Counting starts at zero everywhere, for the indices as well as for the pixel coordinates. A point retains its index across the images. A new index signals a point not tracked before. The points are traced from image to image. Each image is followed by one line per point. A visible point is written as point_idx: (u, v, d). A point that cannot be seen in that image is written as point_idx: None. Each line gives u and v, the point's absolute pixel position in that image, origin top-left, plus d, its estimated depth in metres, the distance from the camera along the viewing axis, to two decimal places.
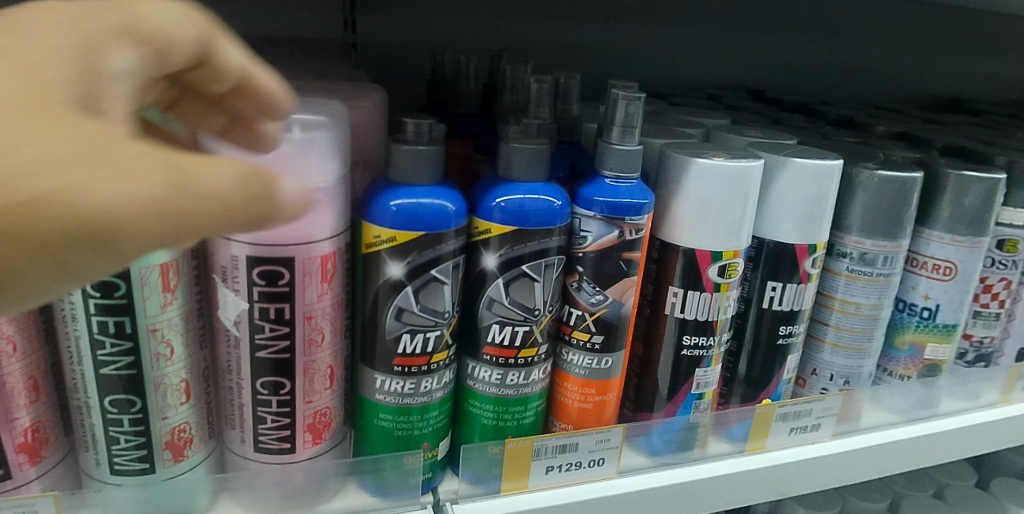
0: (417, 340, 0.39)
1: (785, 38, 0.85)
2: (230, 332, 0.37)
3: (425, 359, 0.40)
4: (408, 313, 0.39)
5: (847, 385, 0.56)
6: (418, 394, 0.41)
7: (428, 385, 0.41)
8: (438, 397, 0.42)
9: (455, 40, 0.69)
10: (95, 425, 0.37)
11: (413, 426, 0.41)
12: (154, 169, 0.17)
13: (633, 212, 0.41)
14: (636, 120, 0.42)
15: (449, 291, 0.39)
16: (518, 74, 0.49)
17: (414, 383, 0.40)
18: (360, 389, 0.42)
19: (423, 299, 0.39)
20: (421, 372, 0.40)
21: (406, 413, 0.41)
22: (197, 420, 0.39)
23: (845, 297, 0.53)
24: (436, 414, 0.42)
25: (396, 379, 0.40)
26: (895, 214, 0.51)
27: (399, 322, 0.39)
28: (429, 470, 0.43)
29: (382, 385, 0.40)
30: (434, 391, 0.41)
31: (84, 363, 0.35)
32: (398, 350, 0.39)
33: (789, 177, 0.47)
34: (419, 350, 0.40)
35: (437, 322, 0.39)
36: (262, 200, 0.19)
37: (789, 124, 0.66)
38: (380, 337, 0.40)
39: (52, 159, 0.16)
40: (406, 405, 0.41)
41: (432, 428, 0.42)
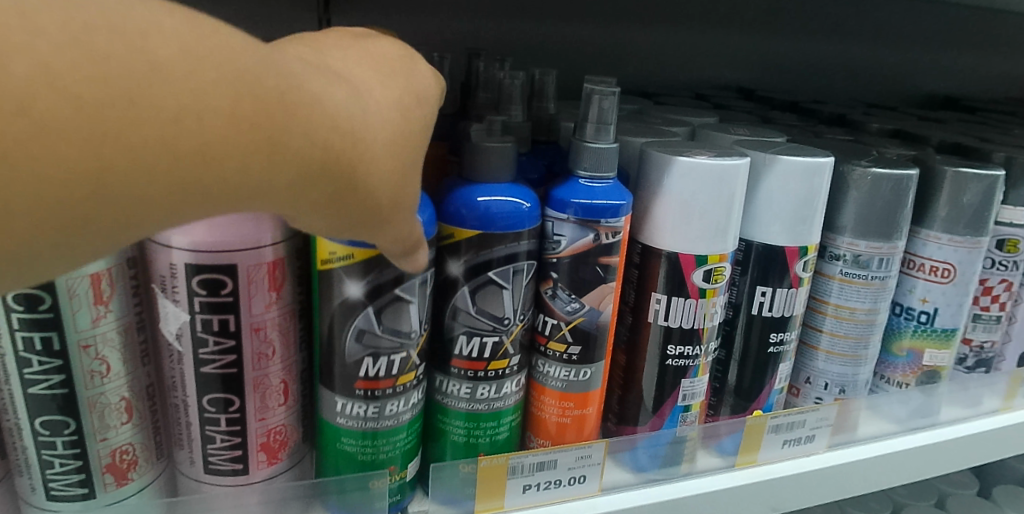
0: (380, 363, 0.37)
1: (775, 36, 0.82)
2: (172, 347, 0.34)
3: (391, 381, 0.37)
4: (370, 334, 0.36)
5: (843, 394, 0.53)
6: (382, 417, 0.38)
7: (394, 407, 0.38)
8: (406, 418, 0.39)
9: (433, 40, 0.66)
10: (28, 448, 0.34)
11: (380, 448, 0.39)
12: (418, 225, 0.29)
13: (610, 215, 0.39)
14: (611, 116, 0.39)
15: (415, 308, 0.36)
16: (491, 71, 0.47)
17: (379, 407, 0.38)
18: (321, 412, 0.39)
19: (387, 321, 0.36)
20: (386, 395, 0.37)
21: (371, 438, 0.38)
22: (142, 441, 0.36)
23: (839, 301, 0.51)
24: (404, 437, 0.39)
25: (359, 403, 0.37)
26: (890, 213, 0.48)
27: (361, 344, 0.36)
28: (397, 492, 0.40)
29: (344, 408, 0.38)
30: (401, 414, 0.38)
31: (12, 382, 0.32)
32: (360, 374, 0.37)
33: (777, 176, 0.45)
34: (383, 373, 0.37)
35: (403, 343, 0.37)
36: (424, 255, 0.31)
37: (779, 122, 0.64)
38: (340, 360, 0.37)
39: (408, 202, 0.27)
40: (370, 430, 0.38)
41: (400, 450, 0.39)
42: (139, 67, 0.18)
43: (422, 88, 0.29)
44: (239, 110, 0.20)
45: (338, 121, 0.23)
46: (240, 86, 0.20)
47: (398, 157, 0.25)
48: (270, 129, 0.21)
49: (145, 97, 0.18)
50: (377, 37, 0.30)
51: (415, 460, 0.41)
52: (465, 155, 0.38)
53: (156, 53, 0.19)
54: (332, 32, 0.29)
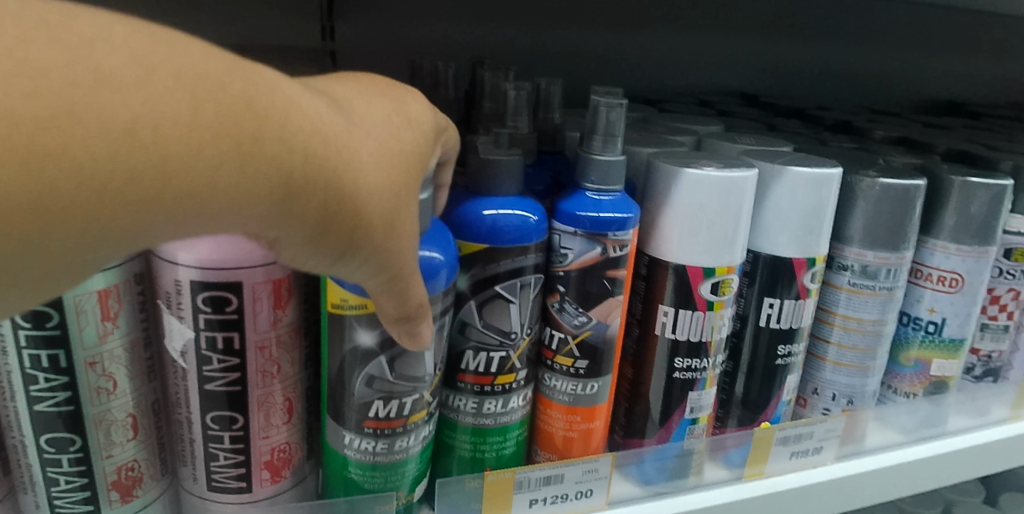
0: (390, 404, 0.36)
1: (779, 42, 0.82)
2: (178, 364, 0.34)
3: (402, 422, 0.36)
4: (381, 380, 0.35)
5: (850, 405, 0.53)
6: (392, 453, 0.37)
7: (403, 443, 0.37)
8: (416, 452, 0.38)
9: (437, 47, 0.66)
10: (33, 466, 0.34)
11: (388, 477, 0.37)
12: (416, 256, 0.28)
13: (616, 228, 0.39)
14: (618, 128, 0.39)
15: (429, 355, 0.36)
16: (496, 81, 0.46)
17: (389, 444, 0.37)
18: (328, 441, 0.38)
19: (400, 366, 0.35)
20: (396, 433, 0.37)
21: (379, 471, 0.37)
22: (147, 458, 0.36)
23: (847, 312, 0.50)
24: (414, 468, 0.38)
25: (367, 439, 0.37)
26: (898, 224, 0.48)
27: (373, 389, 0.35)
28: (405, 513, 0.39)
29: (352, 442, 0.37)
30: (411, 448, 0.37)
31: (17, 399, 0.32)
32: (369, 413, 0.36)
33: (785, 187, 0.44)
34: (393, 414, 0.36)
35: (415, 386, 0.36)
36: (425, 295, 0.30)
37: (784, 130, 0.64)
38: (350, 400, 0.36)
39: (400, 229, 0.26)
40: (378, 463, 0.37)
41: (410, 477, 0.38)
42: (82, 76, 0.18)
43: (419, 117, 0.29)
44: (202, 119, 0.20)
45: (317, 135, 0.23)
46: (206, 94, 0.20)
47: (385, 177, 0.25)
48: (242, 135, 0.21)
49: (89, 110, 0.18)
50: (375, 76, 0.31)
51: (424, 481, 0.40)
52: (470, 168, 0.37)
53: (103, 61, 0.18)
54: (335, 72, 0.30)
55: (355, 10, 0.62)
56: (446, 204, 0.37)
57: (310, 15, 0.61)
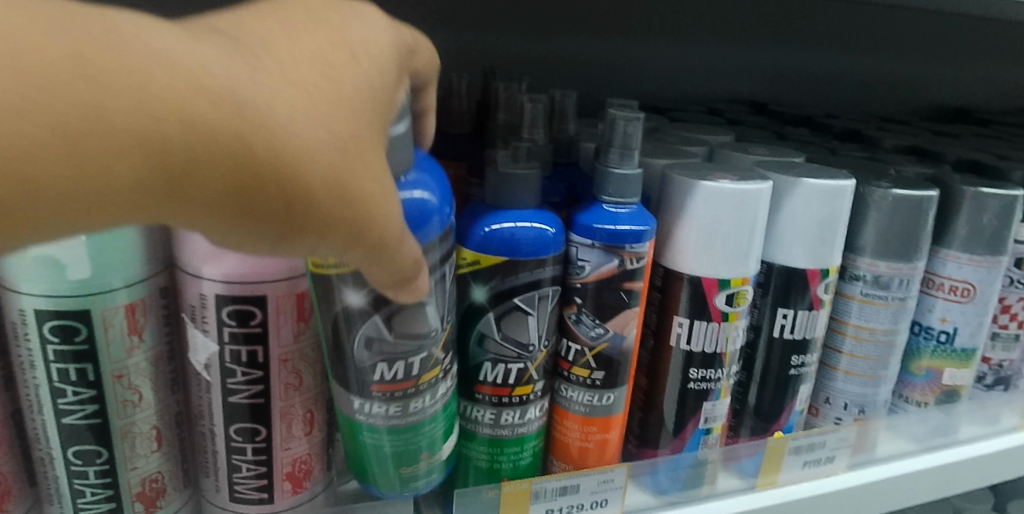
0: (396, 366, 0.34)
1: (788, 49, 0.82)
2: (201, 376, 0.35)
3: (413, 381, 0.35)
4: (380, 341, 0.34)
5: (862, 415, 0.53)
6: (407, 416, 0.36)
7: (418, 404, 0.36)
8: (433, 414, 0.37)
9: (449, 57, 0.66)
10: (59, 477, 0.34)
11: (409, 442, 0.36)
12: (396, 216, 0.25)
13: (632, 240, 0.39)
14: (635, 141, 0.39)
15: (433, 306, 0.34)
16: (511, 93, 0.47)
17: (404, 407, 0.35)
18: (336, 406, 0.37)
19: (402, 324, 0.33)
20: (407, 395, 0.35)
21: (397, 437, 0.36)
22: (170, 469, 0.36)
23: (859, 322, 0.51)
24: (434, 430, 0.37)
25: (378, 404, 0.35)
26: (911, 234, 0.48)
27: (376, 350, 0.34)
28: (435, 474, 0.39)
29: (363, 408, 0.35)
30: (427, 409, 0.36)
31: (45, 412, 0.33)
32: (374, 377, 0.34)
33: (799, 198, 0.45)
34: (401, 376, 0.35)
35: (421, 344, 0.34)
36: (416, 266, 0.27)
37: (794, 139, 0.64)
38: (353, 364, 0.34)
39: (361, 187, 0.23)
40: (395, 428, 0.36)
41: (430, 444, 0.37)
42: None
43: (361, 48, 0.26)
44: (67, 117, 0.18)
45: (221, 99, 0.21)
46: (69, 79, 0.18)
47: (325, 131, 0.22)
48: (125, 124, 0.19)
49: None
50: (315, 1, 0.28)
51: (450, 441, 0.39)
52: (488, 181, 0.38)
53: None
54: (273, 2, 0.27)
55: None
56: (466, 216, 0.38)
57: None
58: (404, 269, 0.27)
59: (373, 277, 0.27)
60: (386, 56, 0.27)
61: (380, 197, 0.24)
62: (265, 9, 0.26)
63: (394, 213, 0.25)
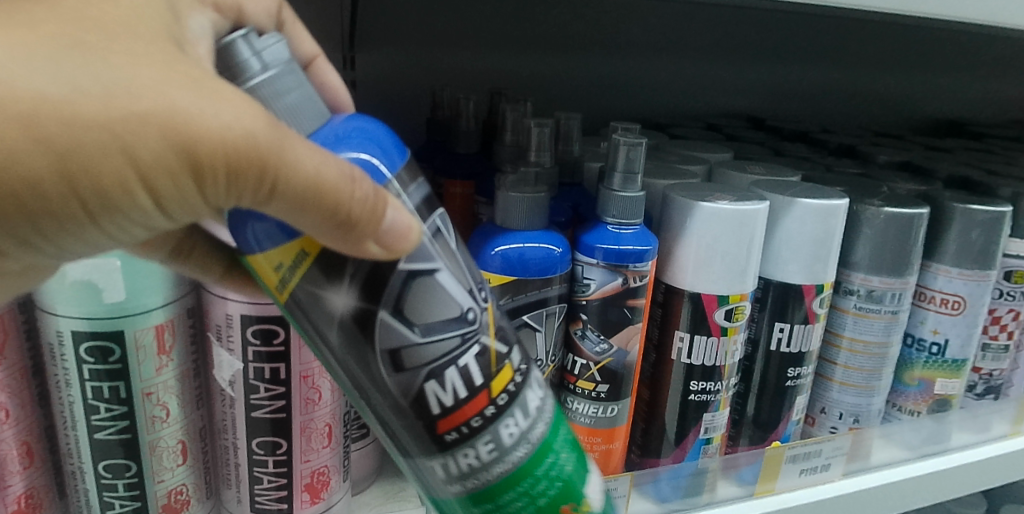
0: (449, 383, 0.27)
1: (785, 65, 0.84)
2: (225, 392, 0.36)
3: (483, 399, 0.27)
4: (409, 348, 0.27)
5: (857, 424, 0.55)
6: (507, 450, 0.28)
7: (512, 424, 0.28)
8: (536, 447, 0.28)
9: (456, 76, 0.68)
10: (88, 490, 0.36)
11: (529, 496, 0.28)
12: (245, 114, 0.23)
13: (635, 259, 0.41)
14: (637, 165, 0.41)
15: (449, 276, 0.27)
16: (517, 116, 0.49)
17: (495, 447, 0.27)
18: (431, 495, 0.29)
19: (421, 316, 0.26)
20: (487, 421, 0.27)
21: (509, 488, 0.28)
22: (194, 481, 0.38)
23: (854, 335, 0.53)
24: (554, 460, 0.29)
25: (460, 453, 0.27)
26: (902, 251, 0.50)
27: (409, 367, 0.27)
28: None
29: (451, 471, 0.28)
30: (526, 430, 0.28)
31: (78, 428, 0.34)
32: (433, 412, 0.27)
33: (794, 217, 0.46)
34: (460, 398, 0.27)
35: (463, 337, 0.27)
36: (343, 179, 0.23)
37: (791, 155, 0.66)
38: (402, 406, 0.27)
39: (169, 100, 0.22)
40: (500, 477, 0.28)
41: (553, 495, 0.28)
42: None
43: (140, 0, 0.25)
44: None
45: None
46: None
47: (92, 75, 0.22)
48: None
49: None
50: None
51: (593, 476, 0.31)
52: (497, 204, 0.40)
53: None
54: None
55: (377, 42, 0.64)
56: (477, 237, 0.40)
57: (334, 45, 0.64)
58: (321, 188, 0.23)
59: (288, 217, 0.24)
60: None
61: (209, 104, 0.22)
62: None
63: (243, 120, 0.23)
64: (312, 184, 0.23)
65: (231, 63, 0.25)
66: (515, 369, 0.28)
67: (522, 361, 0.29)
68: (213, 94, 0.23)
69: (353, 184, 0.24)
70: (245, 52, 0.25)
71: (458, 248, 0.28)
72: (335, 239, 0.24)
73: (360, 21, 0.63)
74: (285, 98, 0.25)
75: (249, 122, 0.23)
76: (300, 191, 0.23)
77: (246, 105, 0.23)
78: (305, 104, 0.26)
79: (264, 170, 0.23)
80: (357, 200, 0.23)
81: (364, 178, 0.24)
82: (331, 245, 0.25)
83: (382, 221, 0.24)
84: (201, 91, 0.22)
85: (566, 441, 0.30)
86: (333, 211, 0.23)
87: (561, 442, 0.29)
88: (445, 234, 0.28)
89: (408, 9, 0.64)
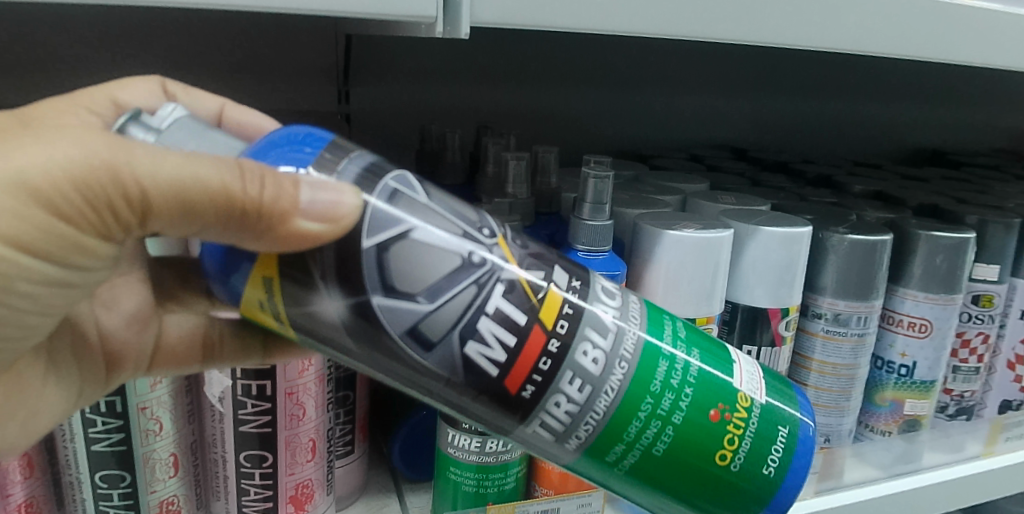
0: (489, 338, 0.29)
1: (769, 97, 0.87)
2: (215, 408, 0.39)
3: (540, 338, 0.29)
4: (426, 319, 0.28)
5: (828, 443, 0.56)
6: (608, 371, 0.30)
7: (593, 347, 0.30)
8: (636, 360, 0.30)
9: (447, 110, 0.72)
10: (85, 500, 0.38)
11: (661, 415, 0.31)
12: (79, 143, 0.25)
13: (604, 283, 0.43)
14: (606, 196, 0.43)
15: (430, 232, 0.28)
16: (498, 150, 0.52)
17: (586, 380, 0.30)
18: (564, 453, 0.32)
19: (421, 282, 0.28)
20: (557, 360, 0.29)
21: (639, 407, 0.30)
22: (184, 493, 0.40)
23: (822, 358, 0.55)
24: (666, 366, 0.31)
25: (552, 401, 0.30)
26: (867, 276, 0.53)
27: (438, 336, 0.29)
28: (760, 418, 0.33)
29: (561, 419, 0.30)
30: (614, 345, 0.30)
31: (76, 441, 0.37)
32: (495, 373, 0.29)
33: (758, 245, 0.49)
34: (511, 353, 0.29)
35: (478, 286, 0.28)
36: (202, 173, 0.25)
37: (767, 185, 0.68)
38: (463, 374, 0.29)
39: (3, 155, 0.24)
40: (622, 400, 0.30)
41: (684, 403, 0.31)
42: None
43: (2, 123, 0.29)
44: None
45: None
46: None
47: None
48: None
49: None
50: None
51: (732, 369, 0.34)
52: None
53: None
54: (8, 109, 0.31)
55: (371, 79, 0.68)
56: None
57: (329, 82, 0.67)
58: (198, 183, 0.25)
59: (192, 227, 0.26)
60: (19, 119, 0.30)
61: (41, 147, 0.24)
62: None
63: (83, 146, 0.24)
64: (184, 182, 0.25)
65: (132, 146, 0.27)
66: (563, 295, 0.30)
67: (568, 282, 0.31)
68: (49, 137, 0.25)
69: (230, 169, 0.25)
70: (140, 134, 0.28)
71: (430, 200, 0.29)
72: (249, 232, 0.26)
73: (354, 59, 0.66)
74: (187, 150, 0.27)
75: (79, 150, 0.24)
76: (172, 192, 0.25)
77: (82, 135, 0.25)
78: (212, 143, 0.27)
79: (123, 186, 0.25)
80: (246, 183, 0.25)
81: (247, 163, 0.25)
82: (252, 242, 0.26)
83: (291, 197, 0.25)
84: (38, 139, 0.25)
85: (675, 343, 0.32)
86: (225, 201, 0.25)
87: (667, 345, 0.32)
88: (407, 193, 0.28)
89: (400, 47, 0.68)
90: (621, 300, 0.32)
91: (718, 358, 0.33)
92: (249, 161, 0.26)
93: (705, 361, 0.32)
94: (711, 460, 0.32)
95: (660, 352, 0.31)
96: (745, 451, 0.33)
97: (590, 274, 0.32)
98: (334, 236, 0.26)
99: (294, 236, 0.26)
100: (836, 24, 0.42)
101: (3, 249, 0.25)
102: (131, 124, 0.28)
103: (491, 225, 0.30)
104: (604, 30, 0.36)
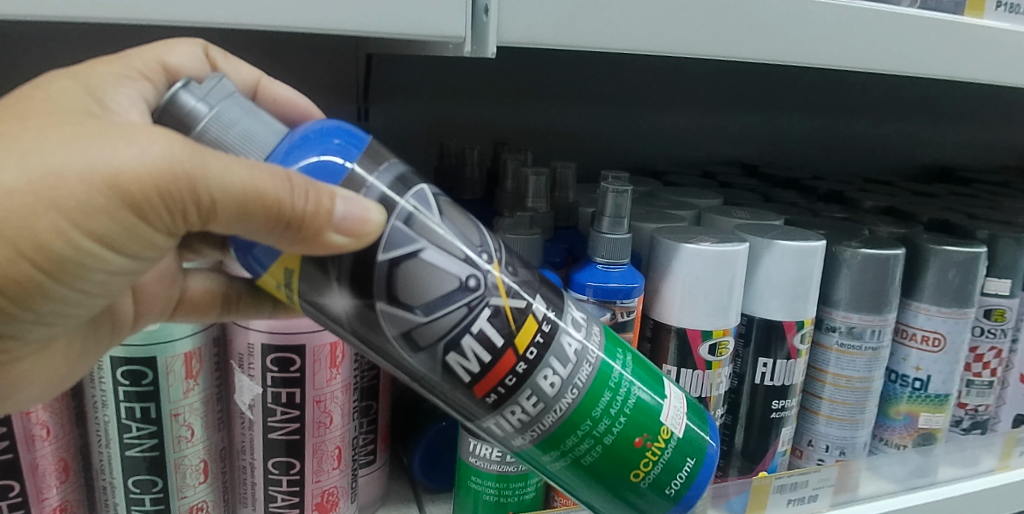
0: (467, 352, 0.30)
1: (779, 114, 0.88)
2: (245, 415, 0.40)
3: (510, 359, 0.30)
4: (416, 327, 0.30)
5: (843, 456, 0.57)
6: (559, 396, 0.31)
7: (552, 374, 0.31)
8: (584, 390, 0.32)
9: (462, 128, 0.73)
10: (118, 504, 0.39)
11: (595, 435, 0.32)
12: (161, 147, 0.25)
13: (623, 295, 0.44)
14: (625, 210, 0.44)
15: (437, 253, 0.29)
16: (517, 164, 0.53)
17: (539, 399, 0.31)
18: (507, 448, 0.34)
19: (419, 298, 0.29)
20: (517, 380, 0.31)
21: (570, 430, 0.32)
22: (213, 499, 0.42)
23: (836, 370, 0.55)
24: (606, 397, 0.32)
25: (503, 409, 0.31)
26: (880, 290, 0.53)
27: (425, 345, 0.30)
28: (677, 458, 0.35)
29: (509, 426, 0.32)
30: (568, 373, 0.31)
31: (111, 446, 0.38)
32: (465, 379, 0.31)
33: (773, 258, 0.50)
34: (483, 365, 0.30)
35: (467, 306, 0.30)
36: (259, 187, 0.25)
37: (779, 201, 0.69)
38: (433, 377, 0.31)
39: (95, 152, 0.25)
40: (557, 423, 0.32)
41: (617, 428, 0.33)
42: None
43: (54, 94, 0.29)
44: None
45: None
46: None
47: (31, 154, 0.25)
48: None
49: None
50: (49, 80, 0.30)
51: (665, 405, 0.35)
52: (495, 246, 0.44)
53: None
54: (60, 74, 0.30)
55: (389, 97, 0.69)
56: None
57: (348, 99, 0.69)
58: (258, 194, 0.25)
59: (244, 229, 0.27)
60: (82, 87, 0.30)
61: (130, 145, 0.25)
62: (20, 94, 0.29)
63: (163, 151, 0.25)
64: (246, 193, 0.25)
65: (181, 114, 0.28)
66: (539, 321, 0.31)
67: (547, 310, 0.32)
68: (129, 138, 0.25)
69: (283, 183, 0.26)
70: (191, 101, 0.28)
71: (441, 222, 0.30)
72: (289, 238, 0.27)
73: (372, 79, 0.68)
74: (236, 128, 0.28)
75: (160, 156, 0.25)
76: (234, 201, 0.26)
77: (162, 137, 0.25)
78: (258, 124, 0.29)
79: (194, 195, 0.26)
80: (295, 195, 0.26)
81: (296, 175, 0.26)
82: (289, 246, 0.27)
83: (329, 210, 0.26)
84: (118, 137, 0.25)
85: (621, 377, 0.33)
86: (275, 211, 0.26)
87: (614, 379, 0.33)
88: (422, 214, 0.29)
89: (417, 68, 0.70)
90: (587, 331, 0.33)
91: (651, 382, 0.35)
92: (299, 174, 0.26)
93: (641, 394, 0.34)
94: (624, 476, 0.34)
95: (607, 383, 0.33)
96: (655, 475, 0.34)
97: (564, 302, 0.33)
98: (356, 248, 0.28)
99: (326, 243, 0.27)
100: (848, 42, 0.43)
101: (60, 252, 0.26)
102: (183, 91, 0.28)
103: (491, 248, 0.31)
104: (624, 48, 0.37)
